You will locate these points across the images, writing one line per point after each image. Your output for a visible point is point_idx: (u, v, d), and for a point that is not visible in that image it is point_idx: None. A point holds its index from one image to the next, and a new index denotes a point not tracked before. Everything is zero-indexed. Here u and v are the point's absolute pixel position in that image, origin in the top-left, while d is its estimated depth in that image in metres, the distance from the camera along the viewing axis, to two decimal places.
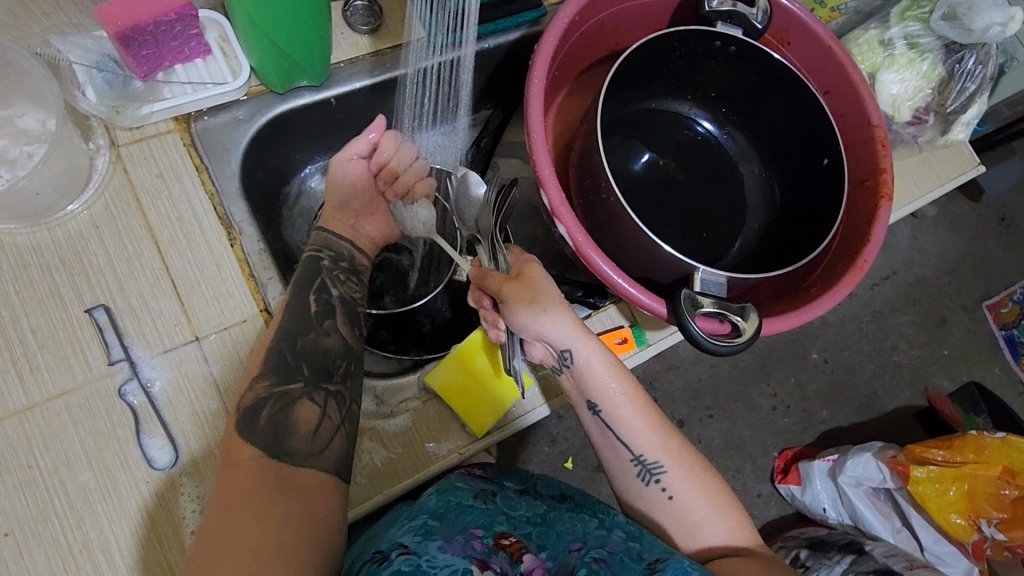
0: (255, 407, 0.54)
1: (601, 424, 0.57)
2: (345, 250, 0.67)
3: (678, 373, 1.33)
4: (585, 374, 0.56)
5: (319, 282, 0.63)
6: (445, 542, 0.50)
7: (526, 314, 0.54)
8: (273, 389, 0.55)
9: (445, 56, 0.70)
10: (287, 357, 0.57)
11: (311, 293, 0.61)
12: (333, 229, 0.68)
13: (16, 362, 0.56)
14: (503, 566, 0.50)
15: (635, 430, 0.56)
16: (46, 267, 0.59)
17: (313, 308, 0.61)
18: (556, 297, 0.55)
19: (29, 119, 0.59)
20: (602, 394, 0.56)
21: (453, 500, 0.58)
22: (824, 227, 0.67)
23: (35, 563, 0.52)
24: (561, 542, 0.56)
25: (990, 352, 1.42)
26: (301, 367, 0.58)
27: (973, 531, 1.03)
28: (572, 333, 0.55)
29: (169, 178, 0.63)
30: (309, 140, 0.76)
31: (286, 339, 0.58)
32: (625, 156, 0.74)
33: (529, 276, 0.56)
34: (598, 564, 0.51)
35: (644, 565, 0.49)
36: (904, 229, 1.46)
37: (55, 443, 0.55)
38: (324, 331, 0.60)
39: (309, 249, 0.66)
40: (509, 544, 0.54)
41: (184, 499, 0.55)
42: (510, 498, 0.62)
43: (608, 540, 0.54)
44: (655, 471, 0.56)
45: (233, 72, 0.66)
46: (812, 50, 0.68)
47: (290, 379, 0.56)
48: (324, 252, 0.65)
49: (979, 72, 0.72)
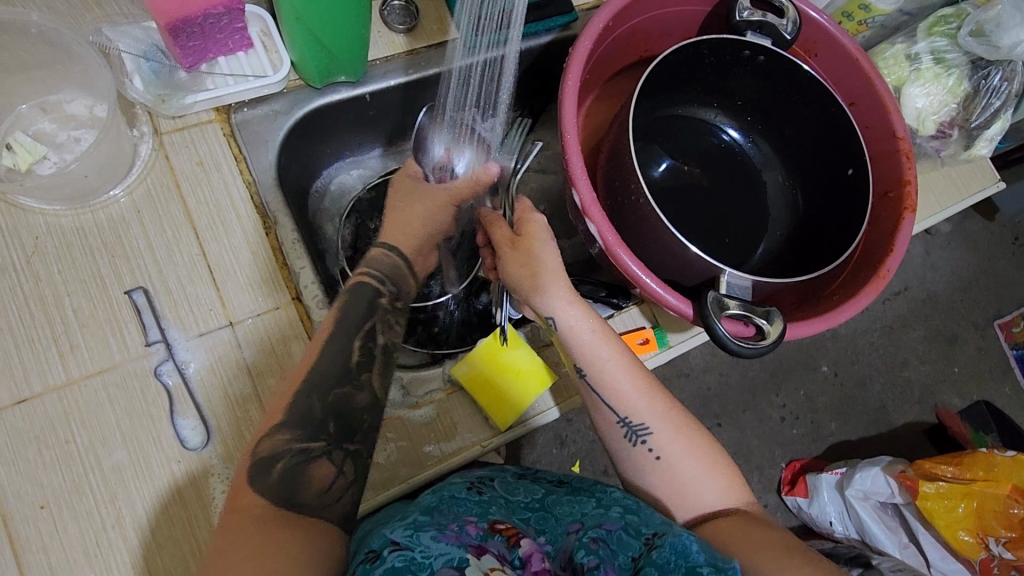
0: (269, 458, 0.50)
1: (588, 386, 0.58)
2: (405, 286, 0.62)
3: (689, 381, 1.33)
4: (571, 337, 0.58)
5: (369, 324, 0.58)
6: (438, 532, 0.48)
7: (520, 272, 0.57)
8: (292, 445, 0.51)
9: (488, 55, 0.72)
10: (315, 408, 0.53)
11: (357, 339, 0.57)
12: (401, 252, 0.62)
13: (57, 339, 0.57)
14: (500, 549, 0.49)
15: (622, 393, 0.57)
16: (89, 248, 0.60)
17: (354, 355, 0.56)
18: (550, 257, 0.58)
19: (78, 105, 0.62)
20: (587, 358, 0.58)
21: (447, 494, 0.57)
22: (847, 237, 0.68)
23: (70, 536, 0.53)
24: (559, 525, 0.55)
25: (1001, 372, 1.42)
26: (327, 423, 0.53)
27: (981, 549, 1.02)
28: (559, 297, 0.57)
29: (209, 166, 0.65)
30: (342, 134, 0.77)
31: (317, 388, 0.53)
32: (646, 161, 0.76)
33: (529, 235, 0.58)
34: (597, 543, 0.50)
35: (643, 540, 0.49)
36: (918, 245, 1.46)
37: (92, 421, 0.56)
38: (360, 386, 0.56)
39: (363, 271, 0.61)
40: (505, 529, 0.53)
41: (215, 480, 0.56)
42: (508, 483, 0.63)
43: (606, 519, 0.53)
44: (640, 431, 0.57)
45: (273, 66, 0.68)
46: (838, 61, 0.70)
47: (313, 436, 0.51)
48: (385, 285, 0.60)
49: (1004, 88, 0.72)
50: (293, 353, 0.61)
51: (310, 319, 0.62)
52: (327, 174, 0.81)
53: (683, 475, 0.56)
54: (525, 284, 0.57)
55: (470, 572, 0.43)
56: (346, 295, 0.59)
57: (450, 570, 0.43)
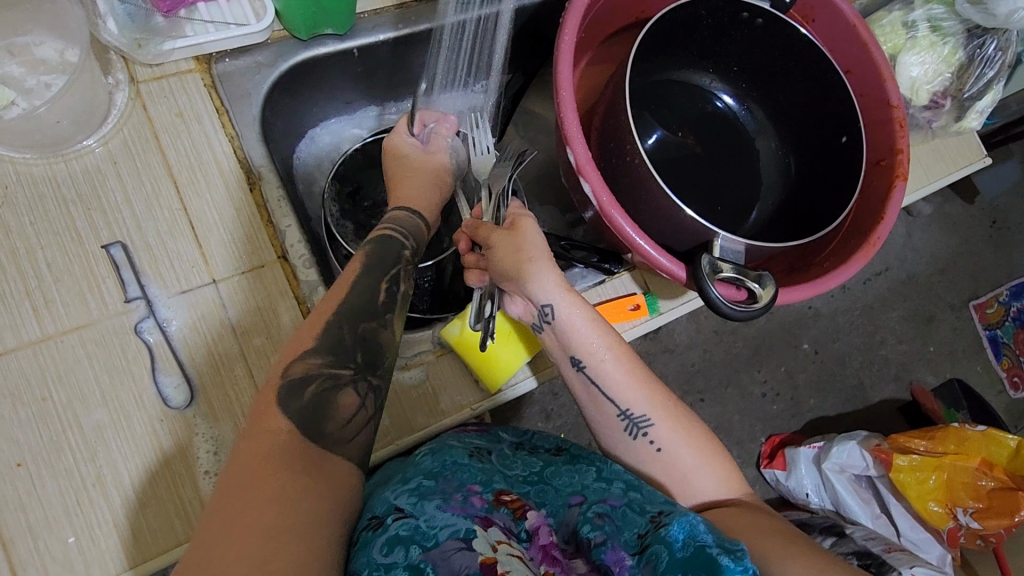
0: (301, 381, 0.48)
1: (585, 379, 0.57)
2: (419, 235, 0.64)
3: (673, 356, 1.34)
4: (567, 327, 0.57)
5: (392, 270, 0.58)
6: (443, 502, 0.46)
7: (515, 261, 0.57)
8: (324, 369, 0.49)
9: (484, 11, 0.70)
10: (345, 337, 0.52)
11: (384, 280, 0.57)
12: (421, 215, 0.66)
13: (30, 294, 0.55)
14: (506, 522, 0.47)
15: (618, 382, 0.57)
16: (62, 200, 0.58)
17: (380, 297, 0.56)
18: (542, 249, 0.58)
19: (48, 49, 0.58)
20: (585, 348, 0.57)
21: (448, 459, 0.54)
22: (839, 204, 0.68)
23: (47, 494, 0.52)
24: (560, 496, 0.53)
25: (975, 351, 1.45)
26: (356, 353, 0.52)
27: (949, 519, 1.06)
28: (554, 284, 0.57)
29: (189, 118, 0.62)
30: (329, 90, 0.75)
31: (347, 322, 0.53)
32: (639, 131, 0.74)
33: (521, 228, 0.59)
34: (602, 519, 0.48)
35: (647, 518, 0.47)
36: (900, 226, 1.48)
37: (70, 378, 0.54)
38: (386, 324, 0.55)
39: (387, 224, 0.63)
40: (511, 501, 0.51)
41: (199, 440, 0.55)
42: (506, 456, 0.60)
43: (609, 494, 0.51)
44: (642, 424, 0.56)
45: (257, 15, 0.64)
46: (836, 26, 0.68)
47: (343, 364, 0.51)
48: (404, 236, 0.62)
49: (998, 58, 0.74)
50: (279, 313, 0.59)
51: (297, 280, 0.61)
52: (340, 123, 0.81)
53: (672, 444, 0.56)
54: (522, 273, 0.57)
55: (477, 544, 0.42)
56: (365, 242, 0.60)
57: (455, 542, 0.42)
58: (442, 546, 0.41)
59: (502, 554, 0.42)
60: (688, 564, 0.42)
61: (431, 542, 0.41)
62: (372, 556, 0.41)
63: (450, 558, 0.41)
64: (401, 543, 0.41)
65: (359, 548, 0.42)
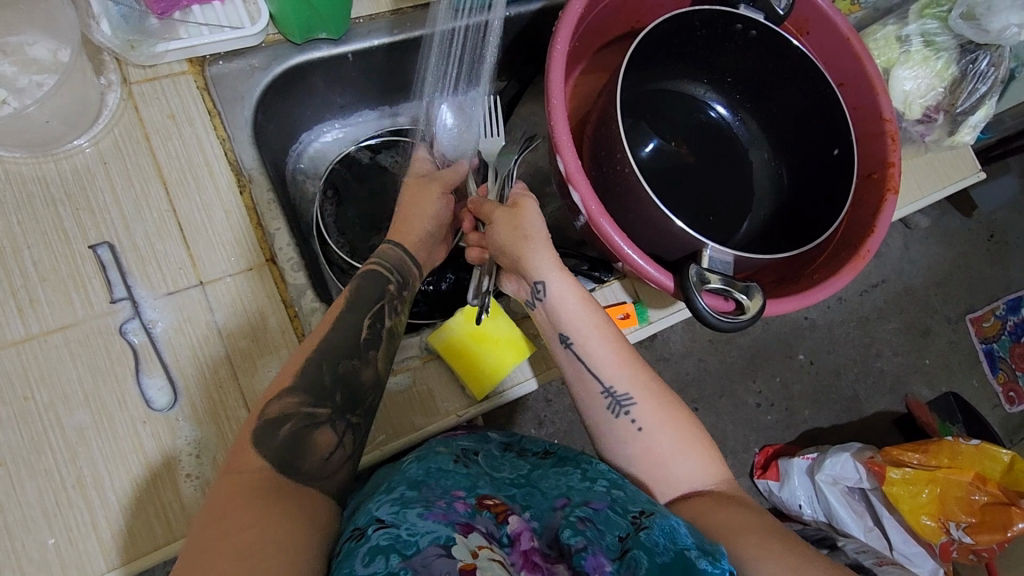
0: (278, 419, 0.48)
1: (572, 357, 0.57)
2: (407, 271, 0.61)
3: (668, 365, 1.34)
4: (557, 304, 0.57)
5: (377, 307, 0.57)
6: (424, 509, 0.46)
7: (510, 241, 0.57)
8: (301, 408, 0.50)
9: (471, 20, 0.69)
10: (324, 375, 0.52)
11: (367, 319, 0.56)
12: (403, 247, 0.61)
13: (16, 293, 0.55)
14: (488, 526, 0.47)
15: (606, 363, 0.57)
16: (51, 200, 0.58)
17: (363, 335, 0.55)
18: (539, 227, 0.58)
19: (40, 48, 0.58)
20: (572, 326, 0.57)
21: (433, 466, 0.54)
22: (829, 216, 0.68)
23: (27, 495, 0.52)
24: (545, 500, 0.52)
25: (970, 364, 1.45)
26: (335, 392, 0.52)
27: (941, 533, 1.05)
28: (548, 263, 0.57)
29: (181, 120, 0.62)
30: (322, 94, 0.75)
31: (326, 359, 0.52)
32: (633, 141, 0.74)
33: (520, 208, 0.58)
34: (584, 523, 0.47)
35: (630, 519, 0.47)
36: (897, 239, 1.48)
37: (53, 379, 0.54)
38: (366, 361, 0.54)
39: (374, 260, 0.60)
40: (494, 505, 0.50)
41: (182, 442, 0.55)
42: (494, 458, 0.60)
43: (593, 496, 0.50)
44: (625, 402, 0.56)
45: (251, 19, 0.64)
46: (829, 40, 0.69)
47: (321, 402, 0.51)
48: (391, 274, 0.60)
49: (991, 74, 0.74)
50: (266, 319, 0.59)
51: (285, 282, 0.61)
52: (340, 125, 0.81)
53: (658, 455, 0.55)
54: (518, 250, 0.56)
55: (456, 552, 0.41)
56: (354, 279, 0.58)
57: (437, 548, 0.41)
58: (423, 552, 0.40)
59: (483, 560, 0.42)
60: (667, 568, 0.42)
61: (412, 550, 0.40)
62: (354, 566, 0.39)
63: (432, 564, 0.40)
64: (382, 552, 0.40)
65: (339, 559, 0.41)
